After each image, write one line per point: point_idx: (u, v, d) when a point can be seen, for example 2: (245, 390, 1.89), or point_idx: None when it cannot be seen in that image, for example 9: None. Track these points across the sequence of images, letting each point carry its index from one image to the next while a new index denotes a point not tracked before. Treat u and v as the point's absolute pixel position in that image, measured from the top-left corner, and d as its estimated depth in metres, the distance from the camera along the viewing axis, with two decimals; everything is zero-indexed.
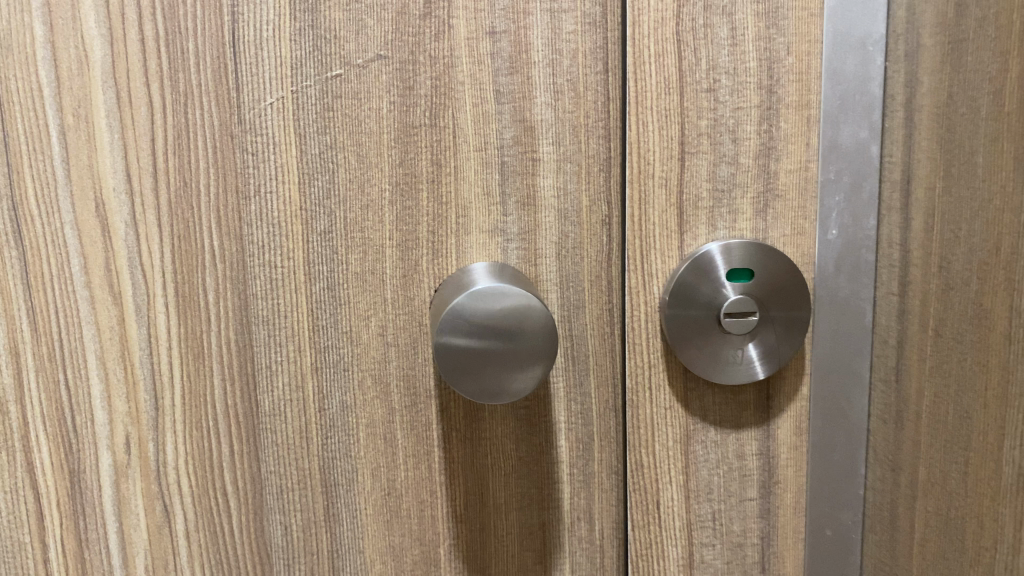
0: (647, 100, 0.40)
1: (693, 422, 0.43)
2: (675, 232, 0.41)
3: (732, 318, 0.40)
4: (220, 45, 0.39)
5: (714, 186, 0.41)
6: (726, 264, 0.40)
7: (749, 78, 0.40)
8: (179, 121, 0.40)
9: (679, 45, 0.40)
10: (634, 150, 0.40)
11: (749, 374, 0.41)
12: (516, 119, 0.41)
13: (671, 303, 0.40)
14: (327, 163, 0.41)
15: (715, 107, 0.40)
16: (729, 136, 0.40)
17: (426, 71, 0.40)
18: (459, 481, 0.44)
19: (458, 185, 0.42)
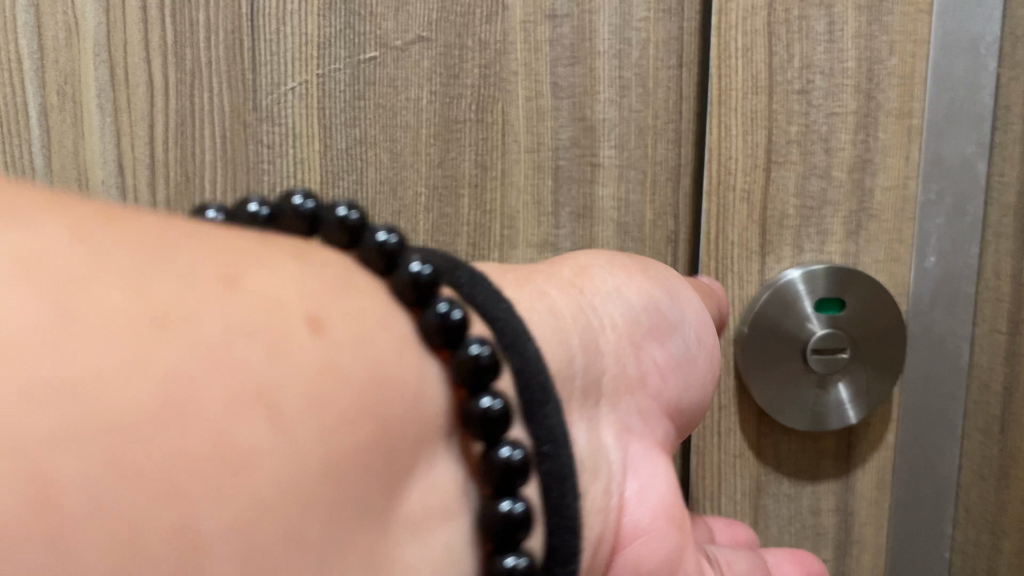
0: (732, 99, 0.35)
1: (766, 473, 0.37)
2: (756, 253, 0.36)
3: (818, 355, 0.35)
4: (236, 17, 0.34)
5: (803, 203, 0.35)
6: (814, 294, 0.35)
7: (846, 80, 0.34)
8: (184, 105, 0.34)
9: (770, 38, 0.34)
10: (714, 157, 0.35)
11: (838, 418, 0.36)
12: (574, 117, 0.36)
13: (751, 334, 0.35)
14: (354, 160, 0.35)
15: (808, 111, 0.35)
16: (822, 145, 0.35)
17: (474, 58, 0.35)
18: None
19: (505, 192, 0.36)
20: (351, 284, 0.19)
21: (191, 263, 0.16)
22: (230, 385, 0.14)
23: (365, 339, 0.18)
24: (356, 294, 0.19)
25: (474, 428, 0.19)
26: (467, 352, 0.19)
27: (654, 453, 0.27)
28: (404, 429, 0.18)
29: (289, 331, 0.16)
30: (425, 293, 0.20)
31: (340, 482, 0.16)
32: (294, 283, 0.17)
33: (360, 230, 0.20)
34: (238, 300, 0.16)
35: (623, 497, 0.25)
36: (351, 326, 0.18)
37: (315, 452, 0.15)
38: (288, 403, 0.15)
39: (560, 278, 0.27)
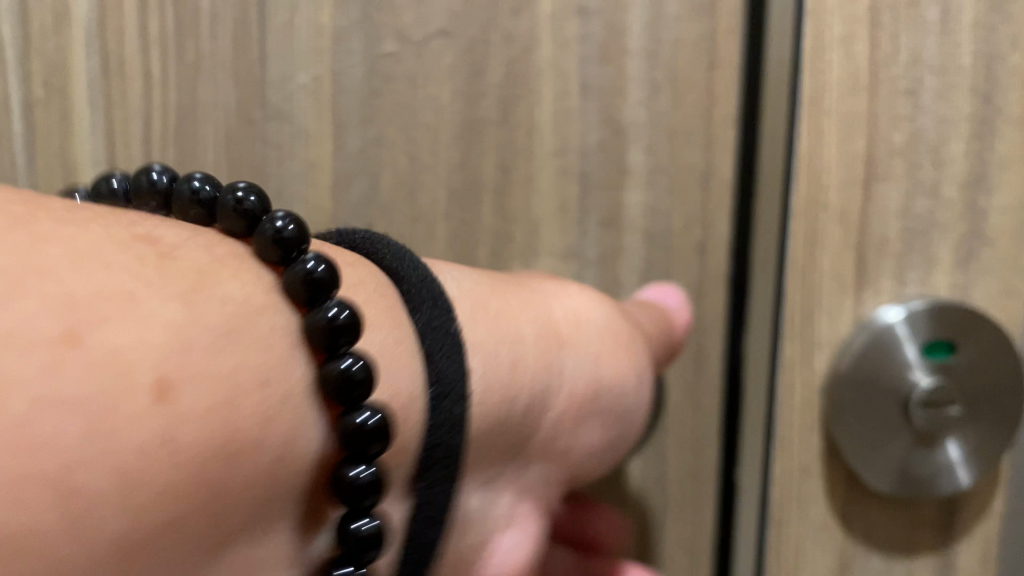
0: (825, 98, 0.32)
1: (847, 526, 0.34)
2: (850, 284, 0.33)
3: (925, 410, 0.32)
4: (243, 5, 0.31)
5: (906, 226, 0.32)
6: (917, 338, 0.32)
7: (959, 78, 0.31)
8: (184, 100, 0.31)
9: (873, 28, 0.31)
10: (803, 168, 0.32)
11: (945, 478, 0.32)
12: (603, 120, 0.34)
13: (845, 383, 0.33)
14: (370, 163, 0.33)
15: (914, 115, 0.32)
16: (931, 156, 0.32)
17: (500, 55, 0.33)
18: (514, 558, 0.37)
19: (529, 198, 0.34)
20: (232, 326, 0.19)
21: (38, 316, 0.16)
22: (22, 463, 0.15)
23: (218, 394, 0.18)
24: (245, 343, 0.19)
25: (341, 489, 0.20)
26: (354, 420, 0.20)
27: (533, 520, 0.29)
28: (231, 495, 0.18)
29: (137, 394, 0.17)
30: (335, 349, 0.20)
31: (134, 563, 0.16)
32: (163, 334, 0.17)
33: (294, 254, 0.21)
34: (78, 359, 0.16)
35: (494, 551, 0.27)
36: (210, 382, 0.18)
37: (112, 531, 0.16)
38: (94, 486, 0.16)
39: (523, 335, 0.28)
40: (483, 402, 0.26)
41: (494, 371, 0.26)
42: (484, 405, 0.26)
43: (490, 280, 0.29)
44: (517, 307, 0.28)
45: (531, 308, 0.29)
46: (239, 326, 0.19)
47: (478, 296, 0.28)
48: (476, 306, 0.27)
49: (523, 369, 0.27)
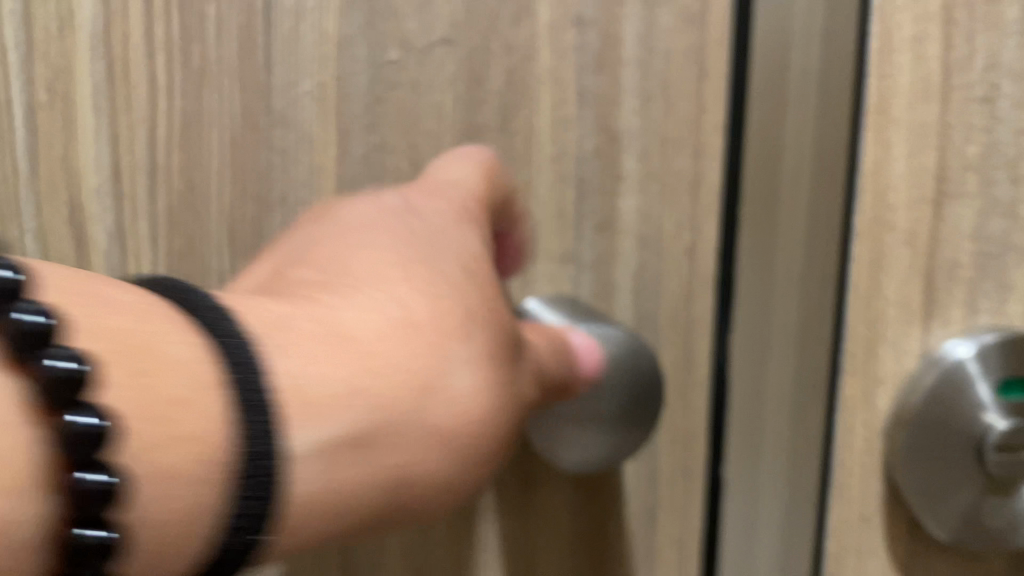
0: (893, 106, 0.34)
1: (916, 539, 0.37)
2: (923, 310, 0.35)
3: (1002, 454, 0.34)
4: (249, 12, 0.31)
5: (981, 248, 0.34)
6: (987, 376, 0.34)
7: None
8: (189, 106, 0.31)
9: (946, 28, 0.33)
10: (869, 181, 0.35)
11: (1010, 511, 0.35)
12: (599, 127, 0.35)
13: (919, 424, 0.35)
14: (373, 169, 0.33)
15: (991, 126, 0.33)
16: (1007, 169, 0.34)
17: (500, 63, 0.34)
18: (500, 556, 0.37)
19: (529, 202, 0.35)
20: (136, 346, 0.21)
21: None
22: None
23: (154, 411, 0.20)
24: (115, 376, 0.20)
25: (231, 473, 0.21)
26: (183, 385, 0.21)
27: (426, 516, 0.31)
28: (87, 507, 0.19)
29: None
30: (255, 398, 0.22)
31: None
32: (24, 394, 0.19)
33: (36, 347, 0.19)
34: None
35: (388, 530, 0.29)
36: (147, 395, 0.20)
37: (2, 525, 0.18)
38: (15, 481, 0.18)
39: (456, 428, 0.25)
40: (350, 492, 0.24)
41: (382, 446, 0.24)
42: (359, 501, 0.24)
43: (436, 334, 0.25)
44: (450, 381, 0.25)
45: (461, 392, 0.25)
46: (148, 344, 0.21)
47: (395, 355, 0.25)
48: (388, 381, 0.24)
49: (390, 448, 0.24)
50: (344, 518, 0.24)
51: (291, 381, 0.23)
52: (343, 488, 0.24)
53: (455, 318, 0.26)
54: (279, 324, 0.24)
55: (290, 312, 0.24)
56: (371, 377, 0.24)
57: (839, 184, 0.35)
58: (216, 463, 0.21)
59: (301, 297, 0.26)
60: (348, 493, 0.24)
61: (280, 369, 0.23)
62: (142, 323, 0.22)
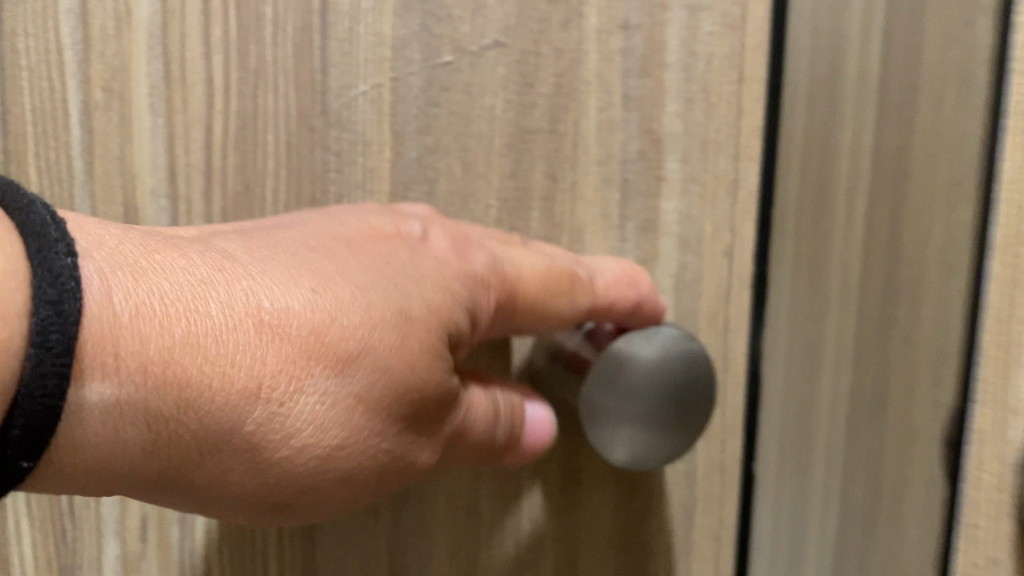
0: None
1: None
2: None
3: None
4: (305, 13, 0.31)
5: None
6: None
7: None
8: (246, 106, 0.31)
9: None
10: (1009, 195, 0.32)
11: None
12: (643, 129, 0.35)
13: None
14: (427, 170, 0.33)
15: None
16: None
17: (549, 66, 0.34)
18: (542, 557, 0.37)
19: (575, 204, 0.35)
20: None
21: None
22: None
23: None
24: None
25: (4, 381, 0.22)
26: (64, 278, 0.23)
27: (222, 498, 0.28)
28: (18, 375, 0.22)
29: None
30: (52, 343, 0.22)
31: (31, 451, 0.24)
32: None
33: None
34: None
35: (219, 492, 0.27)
36: None
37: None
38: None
39: (273, 454, 0.27)
40: (128, 454, 0.25)
41: (178, 437, 0.25)
42: (150, 467, 0.26)
43: (328, 364, 0.27)
44: (291, 404, 0.27)
45: (298, 418, 0.27)
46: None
47: (240, 348, 0.26)
48: (227, 382, 0.26)
49: (185, 435, 0.26)
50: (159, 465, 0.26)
51: (104, 318, 0.24)
52: (124, 450, 0.25)
53: (349, 344, 0.27)
54: (144, 277, 0.25)
55: (189, 278, 0.26)
56: (212, 366, 0.25)
57: (967, 202, 0.34)
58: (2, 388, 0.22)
59: (213, 248, 0.28)
60: (125, 464, 0.25)
61: (122, 321, 0.24)
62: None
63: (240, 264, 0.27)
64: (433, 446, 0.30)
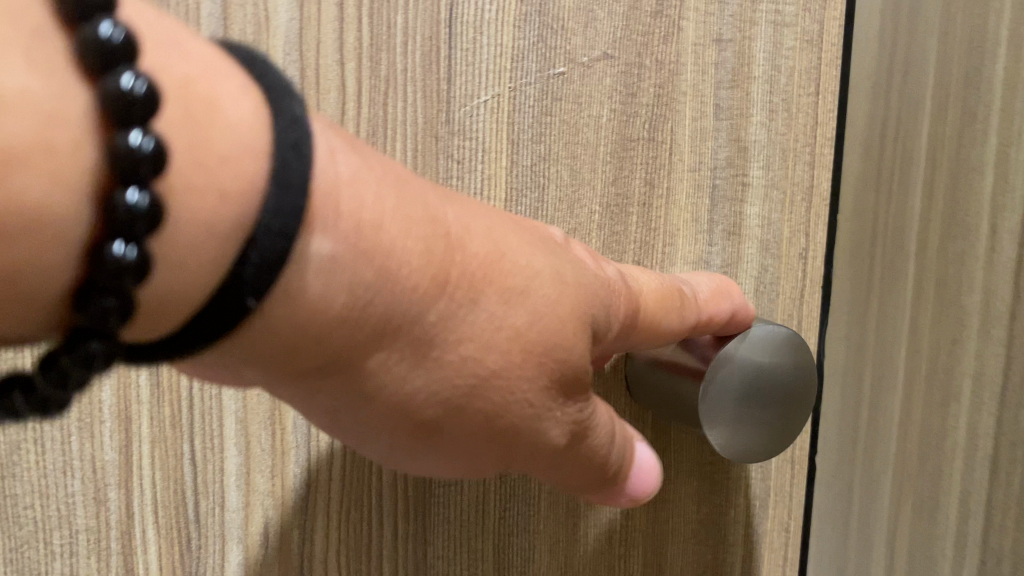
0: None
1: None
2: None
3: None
4: (434, 23, 0.32)
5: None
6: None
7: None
8: (377, 113, 0.32)
9: None
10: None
11: None
12: (731, 138, 0.37)
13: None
14: (538, 177, 0.34)
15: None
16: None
17: (650, 77, 0.35)
18: (634, 557, 0.38)
19: (669, 210, 0.37)
20: (201, 97, 0.18)
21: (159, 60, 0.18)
22: (189, 160, 0.18)
23: (200, 153, 0.18)
24: (232, 86, 0.19)
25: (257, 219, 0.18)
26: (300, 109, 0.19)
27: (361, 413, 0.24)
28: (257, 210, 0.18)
29: (89, 146, 0.16)
30: (290, 180, 0.19)
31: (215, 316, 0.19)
32: (205, 83, 0.18)
33: (132, 61, 0.16)
34: (189, 95, 0.18)
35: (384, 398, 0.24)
36: (199, 93, 0.18)
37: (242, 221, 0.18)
38: (195, 216, 0.18)
39: (439, 357, 0.24)
40: (317, 320, 0.21)
41: (364, 321, 0.22)
42: (326, 348, 0.22)
43: (498, 292, 0.24)
44: (466, 318, 0.24)
45: (465, 337, 0.24)
46: (209, 103, 0.18)
47: (429, 246, 0.23)
48: (422, 266, 0.22)
49: (373, 314, 0.22)
50: (329, 345, 0.22)
51: (335, 175, 0.21)
52: (311, 317, 0.21)
53: (515, 280, 0.25)
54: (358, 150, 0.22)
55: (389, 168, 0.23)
56: (415, 247, 0.22)
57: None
58: (251, 214, 0.18)
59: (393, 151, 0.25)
60: (310, 334, 0.21)
61: (343, 177, 0.21)
62: (221, 77, 0.19)
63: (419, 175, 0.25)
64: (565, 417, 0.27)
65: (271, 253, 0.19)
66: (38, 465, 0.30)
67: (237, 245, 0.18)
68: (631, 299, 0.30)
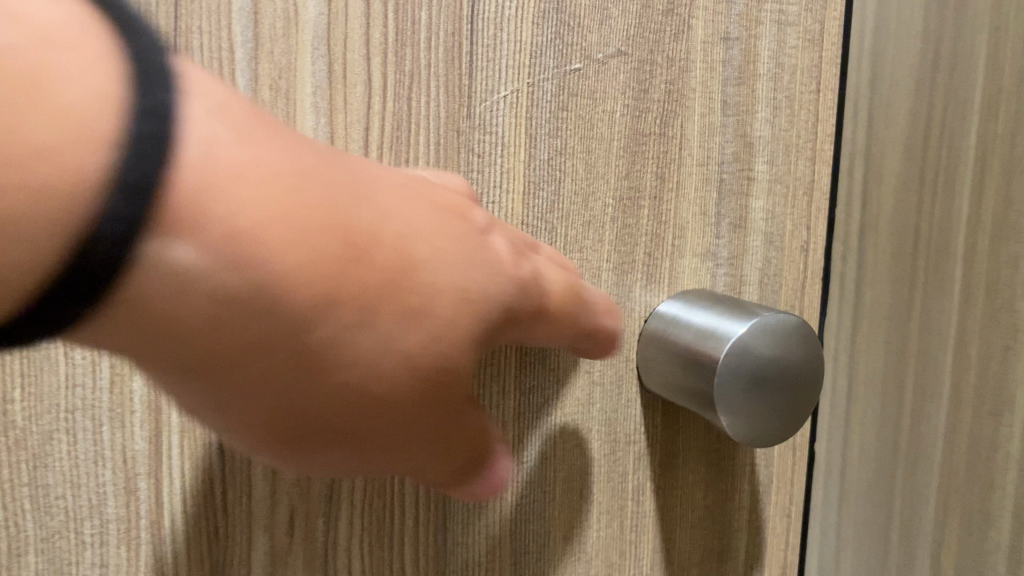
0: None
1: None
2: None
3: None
4: (457, 20, 0.33)
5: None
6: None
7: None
8: (401, 107, 0.32)
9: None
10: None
11: None
12: (738, 133, 0.38)
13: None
14: (555, 171, 0.35)
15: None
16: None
17: (662, 74, 0.36)
18: (645, 543, 0.39)
19: (679, 204, 0.38)
20: (28, 73, 0.16)
21: None
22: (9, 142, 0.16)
23: (20, 135, 0.16)
24: (85, 61, 0.17)
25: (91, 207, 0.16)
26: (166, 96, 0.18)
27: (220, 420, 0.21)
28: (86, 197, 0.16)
29: None
30: (149, 188, 0.17)
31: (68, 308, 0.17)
32: (37, 56, 0.16)
33: None
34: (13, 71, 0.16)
35: (251, 415, 0.21)
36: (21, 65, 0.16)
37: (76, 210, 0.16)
38: (23, 199, 0.16)
39: (332, 377, 0.21)
40: (184, 319, 0.19)
41: (236, 325, 0.20)
42: (184, 352, 0.20)
43: (399, 312, 0.22)
44: (354, 339, 0.21)
45: (363, 357, 0.21)
46: (42, 77, 0.16)
47: (322, 253, 0.20)
48: (312, 277, 0.20)
49: (247, 320, 0.20)
50: (196, 347, 0.19)
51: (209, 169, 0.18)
52: (177, 315, 0.19)
53: (416, 298, 0.22)
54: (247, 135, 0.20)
55: (289, 157, 0.21)
56: (297, 255, 0.20)
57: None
58: (89, 201, 0.16)
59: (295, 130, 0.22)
60: (182, 330, 0.19)
61: (222, 172, 0.19)
62: (64, 48, 0.17)
63: (326, 161, 0.22)
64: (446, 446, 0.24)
65: (120, 254, 0.17)
66: (71, 455, 0.30)
67: (63, 234, 0.16)
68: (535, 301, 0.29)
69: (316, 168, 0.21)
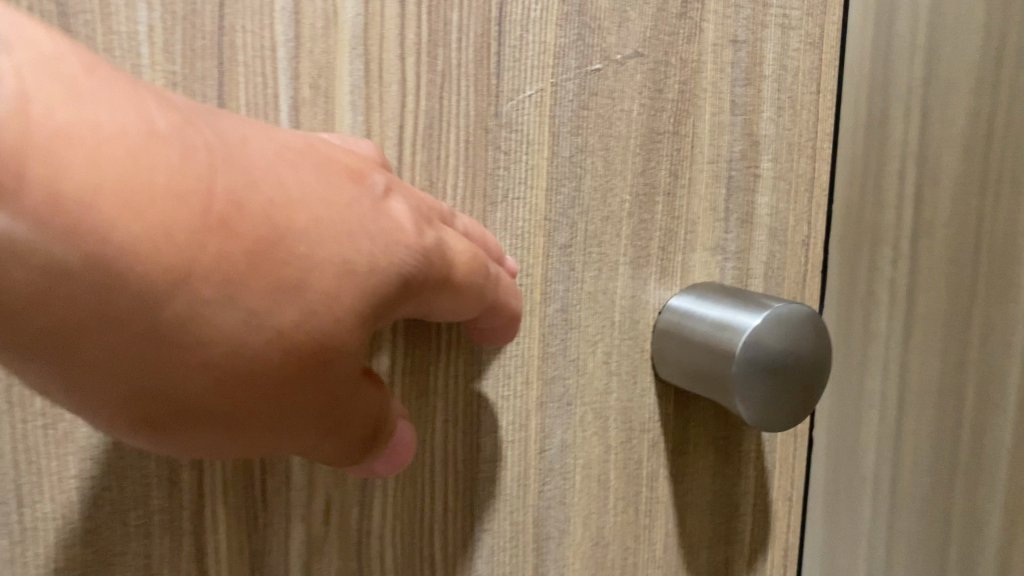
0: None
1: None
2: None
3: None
4: (486, 21, 0.34)
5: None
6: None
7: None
8: (433, 106, 0.33)
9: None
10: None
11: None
12: (745, 132, 0.40)
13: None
14: (576, 167, 0.36)
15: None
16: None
17: (675, 74, 0.38)
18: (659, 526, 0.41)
19: (690, 199, 0.39)
20: None
21: None
22: None
23: None
24: None
25: None
26: None
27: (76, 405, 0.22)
28: None
29: None
30: None
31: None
32: None
33: None
34: None
35: (103, 394, 0.21)
36: None
37: None
38: None
39: (189, 350, 0.21)
40: (24, 296, 0.19)
41: (79, 300, 0.20)
42: (26, 329, 0.20)
43: (266, 286, 0.22)
44: (217, 314, 0.22)
45: (218, 328, 0.22)
46: None
47: (164, 218, 0.21)
48: (158, 245, 0.21)
49: (94, 299, 0.20)
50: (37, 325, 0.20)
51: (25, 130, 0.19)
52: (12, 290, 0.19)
53: (291, 273, 0.23)
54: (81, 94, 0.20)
55: (137, 119, 0.21)
56: (143, 223, 0.20)
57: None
58: None
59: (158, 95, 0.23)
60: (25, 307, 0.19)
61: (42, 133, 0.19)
62: None
63: (192, 127, 0.23)
64: (323, 423, 0.25)
65: None
66: (116, 448, 0.30)
67: None
68: (437, 273, 0.29)
69: (172, 135, 0.22)
